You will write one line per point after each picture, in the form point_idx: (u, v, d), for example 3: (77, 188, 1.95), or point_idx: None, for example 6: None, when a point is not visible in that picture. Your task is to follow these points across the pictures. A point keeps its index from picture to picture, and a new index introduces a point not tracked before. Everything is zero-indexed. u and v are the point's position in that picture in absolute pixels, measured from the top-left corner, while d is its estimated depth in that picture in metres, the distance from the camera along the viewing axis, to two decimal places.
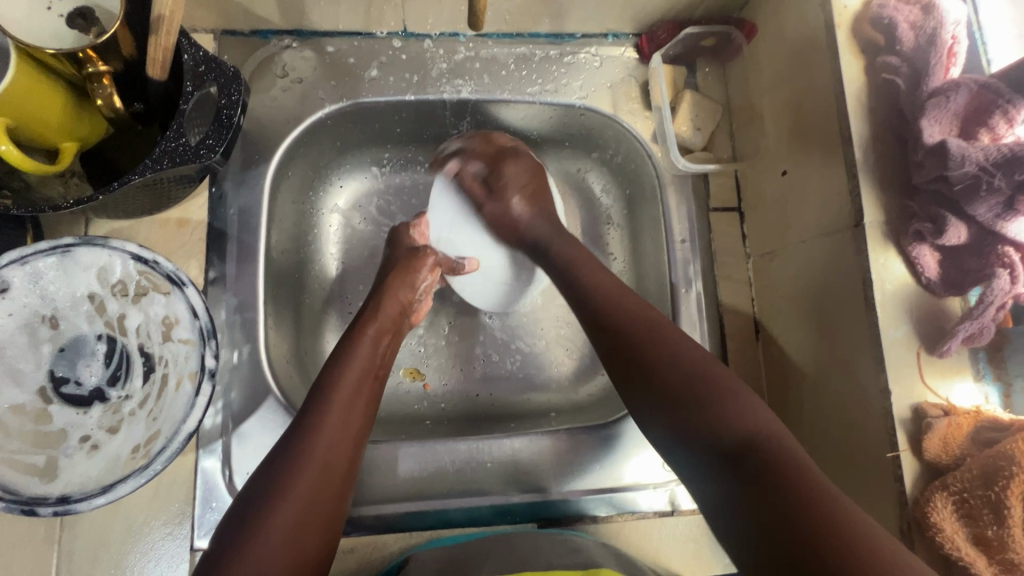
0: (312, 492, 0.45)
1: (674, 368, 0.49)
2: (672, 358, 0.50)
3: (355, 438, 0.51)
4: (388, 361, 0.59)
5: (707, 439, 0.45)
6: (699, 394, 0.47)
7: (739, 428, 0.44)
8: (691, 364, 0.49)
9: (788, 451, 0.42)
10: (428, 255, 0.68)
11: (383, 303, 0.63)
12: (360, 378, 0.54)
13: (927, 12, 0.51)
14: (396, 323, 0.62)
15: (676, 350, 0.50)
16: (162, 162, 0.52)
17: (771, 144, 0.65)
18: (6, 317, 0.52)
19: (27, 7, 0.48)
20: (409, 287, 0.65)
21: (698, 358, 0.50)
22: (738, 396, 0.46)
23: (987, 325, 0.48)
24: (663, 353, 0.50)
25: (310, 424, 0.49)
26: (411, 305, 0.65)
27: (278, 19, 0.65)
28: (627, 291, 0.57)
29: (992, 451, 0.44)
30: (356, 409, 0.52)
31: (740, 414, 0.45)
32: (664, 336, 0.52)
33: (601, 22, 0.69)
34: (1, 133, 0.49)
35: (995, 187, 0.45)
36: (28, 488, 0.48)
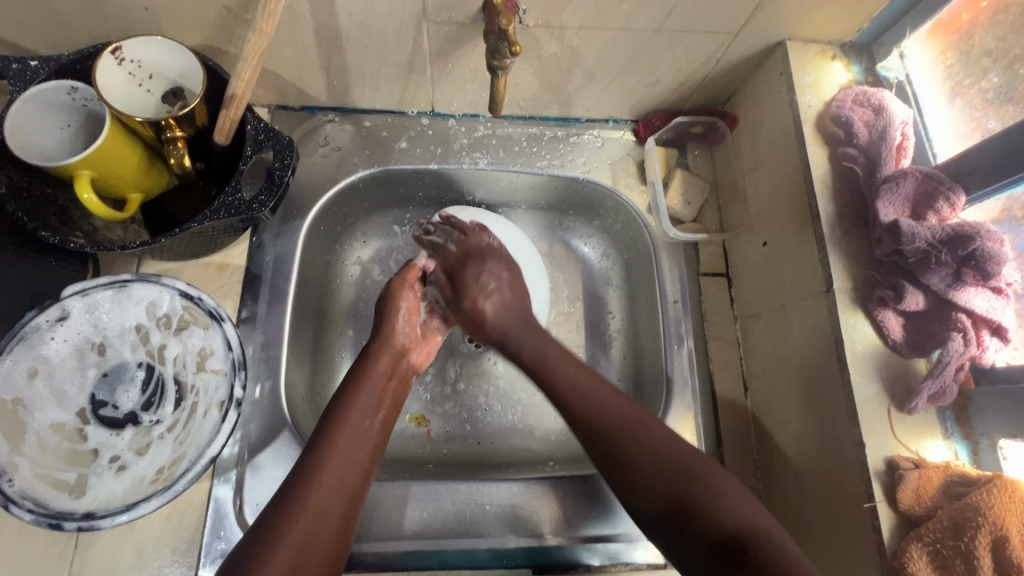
0: (305, 539, 0.49)
1: (656, 467, 0.54)
2: (648, 462, 0.55)
3: (354, 488, 0.55)
4: (388, 402, 0.64)
5: (698, 535, 0.50)
6: (688, 506, 0.51)
7: (731, 524, 0.49)
8: (670, 470, 0.54)
9: (775, 540, 0.47)
10: (404, 295, 0.71)
11: (379, 349, 0.67)
12: (360, 427, 0.59)
13: (878, 112, 0.60)
14: (392, 367, 0.67)
15: (655, 443, 0.56)
16: (219, 213, 0.60)
17: (752, 219, 0.73)
18: (62, 342, 0.58)
19: (123, 81, 0.58)
20: (393, 326, 0.69)
21: (679, 450, 0.55)
22: (726, 490, 0.52)
23: (948, 385, 0.52)
24: (642, 450, 0.55)
25: (311, 472, 0.53)
26: (407, 346, 0.70)
27: (325, 99, 0.76)
28: (599, 384, 0.62)
29: (961, 503, 0.47)
30: (355, 458, 0.56)
31: (726, 512, 0.50)
32: (644, 427, 0.57)
33: (603, 111, 0.80)
34: (85, 182, 0.57)
35: (943, 261, 0.52)
36: (58, 503, 0.52)
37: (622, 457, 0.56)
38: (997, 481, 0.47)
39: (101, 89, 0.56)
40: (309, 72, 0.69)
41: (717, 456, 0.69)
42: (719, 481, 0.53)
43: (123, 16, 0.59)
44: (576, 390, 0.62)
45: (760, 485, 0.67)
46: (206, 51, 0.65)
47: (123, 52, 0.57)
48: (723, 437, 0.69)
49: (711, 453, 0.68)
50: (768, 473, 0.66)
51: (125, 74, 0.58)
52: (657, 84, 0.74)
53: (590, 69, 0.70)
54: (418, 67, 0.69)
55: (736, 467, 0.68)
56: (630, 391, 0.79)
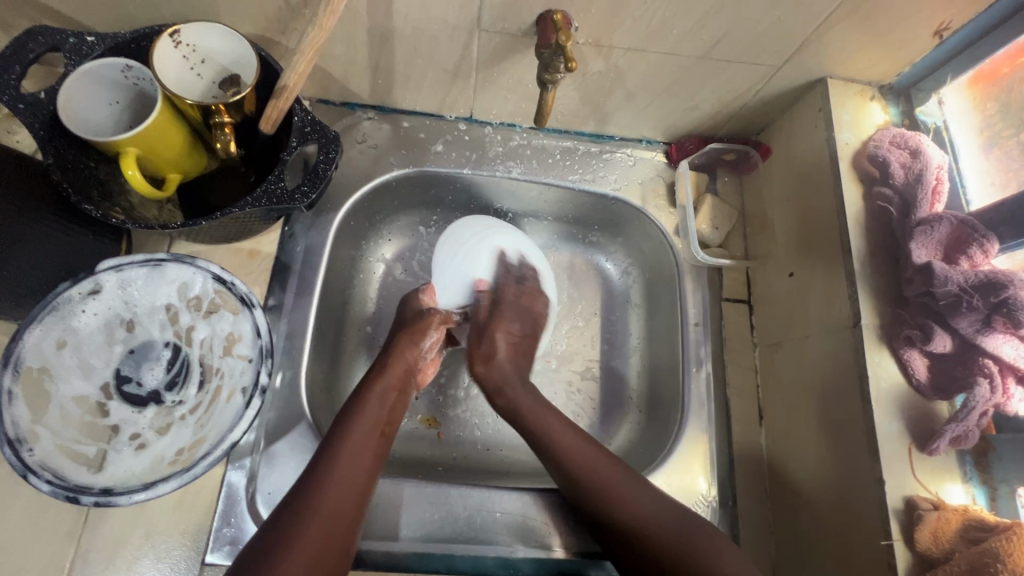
0: (318, 543, 0.49)
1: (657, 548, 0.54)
2: (654, 536, 0.54)
3: (359, 493, 0.54)
4: (394, 410, 0.63)
5: None
6: (685, 557, 0.53)
7: None
8: (667, 523, 0.55)
9: None
10: (434, 315, 0.71)
11: (392, 361, 0.66)
12: (368, 434, 0.58)
13: (915, 155, 0.62)
14: (404, 380, 0.65)
15: (636, 498, 0.57)
16: (259, 200, 0.60)
17: (778, 249, 0.74)
18: (91, 316, 0.58)
19: (176, 64, 0.59)
20: (416, 346, 0.68)
21: (673, 517, 0.56)
22: (724, 549, 0.54)
23: (971, 429, 0.53)
24: (638, 513, 0.56)
25: (322, 473, 0.53)
26: (419, 364, 0.68)
27: (367, 96, 0.77)
28: (581, 441, 0.62)
29: (979, 548, 0.48)
30: (360, 465, 0.55)
31: (731, 572, 0.51)
32: (638, 483, 0.59)
33: (638, 131, 0.81)
34: (130, 159, 0.58)
35: (975, 305, 0.52)
36: (76, 477, 0.52)
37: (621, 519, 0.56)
38: (1016, 528, 0.47)
39: (156, 69, 0.57)
40: (356, 69, 0.70)
41: (729, 482, 0.69)
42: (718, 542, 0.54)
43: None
44: (556, 454, 0.61)
45: (770, 514, 0.67)
46: (258, 40, 0.66)
47: (181, 35, 0.58)
48: (736, 463, 0.70)
49: (724, 478, 0.69)
50: (780, 504, 0.66)
51: (180, 57, 0.59)
52: (694, 110, 0.75)
53: (632, 89, 0.71)
54: (463, 74, 0.70)
55: (747, 494, 0.68)
56: (643, 410, 0.79)
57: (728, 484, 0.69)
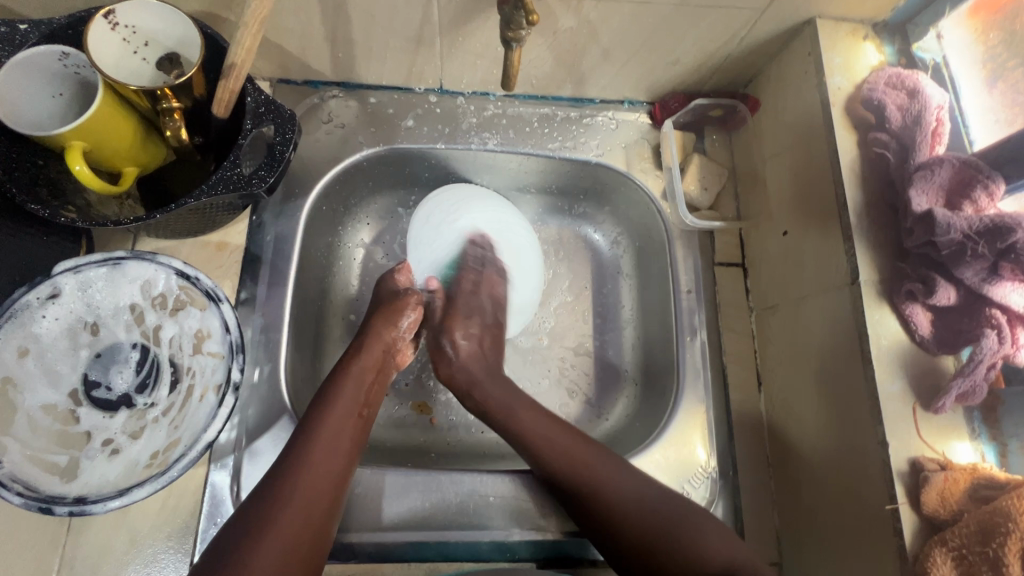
0: (291, 531, 0.47)
1: (637, 528, 0.54)
2: (637, 524, 0.55)
3: (335, 481, 0.52)
4: (372, 395, 0.61)
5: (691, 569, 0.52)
6: (665, 537, 0.53)
7: (718, 556, 0.52)
8: (656, 506, 0.56)
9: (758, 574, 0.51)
10: (412, 295, 0.67)
11: (369, 343, 0.63)
12: (344, 421, 0.56)
13: (913, 96, 0.57)
14: (382, 363, 0.63)
15: (621, 483, 0.57)
16: (216, 188, 0.57)
17: (771, 207, 0.70)
18: (53, 321, 0.55)
19: (116, 48, 0.55)
20: (389, 327, 0.65)
21: (651, 490, 0.57)
22: (699, 519, 0.55)
23: (978, 384, 0.50)
24: (619, 494, 0.56)
25: (296, 461, 0.51)
26: (398, 345, 0.66)
27: (329, 73, 0.73)
28: (557, 429, 0.61)
29: (989, 507, 0.45)
30: (338, 450, 0.54)
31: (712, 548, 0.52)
32: (617, 465, 0.59)
33: (619, 91, 0.76)
34: (76, 153, 0.54)
35: (979, 253, 0.49)
36: (48, 487, 0.50)
37: (601, 525, 0.56)
38: None
39: (92, 54, 0.53)
40: (313, 44, 0.66)
41: (729, 452, 0.66)
42: (701, 519, 0.55)
43: None
44: (530, 447, 0.61)
45: (772, 482, 0.65)
46: (205, 18, 0.62)
47: (117, 15, 0.54)
48: (735, 432, 0.67)
49: (723, 448, 0.66)
50: (781, 471, 0.64)
51: (119, 40, 0.55)
52: (675, 64, 0.70)
53: (608, 46, 0.66)
54: (426, 41, 0.66)
55: (748, 463, 0.66)
56: (639, 382, 0.77)
57: (728, 454, 0.66)
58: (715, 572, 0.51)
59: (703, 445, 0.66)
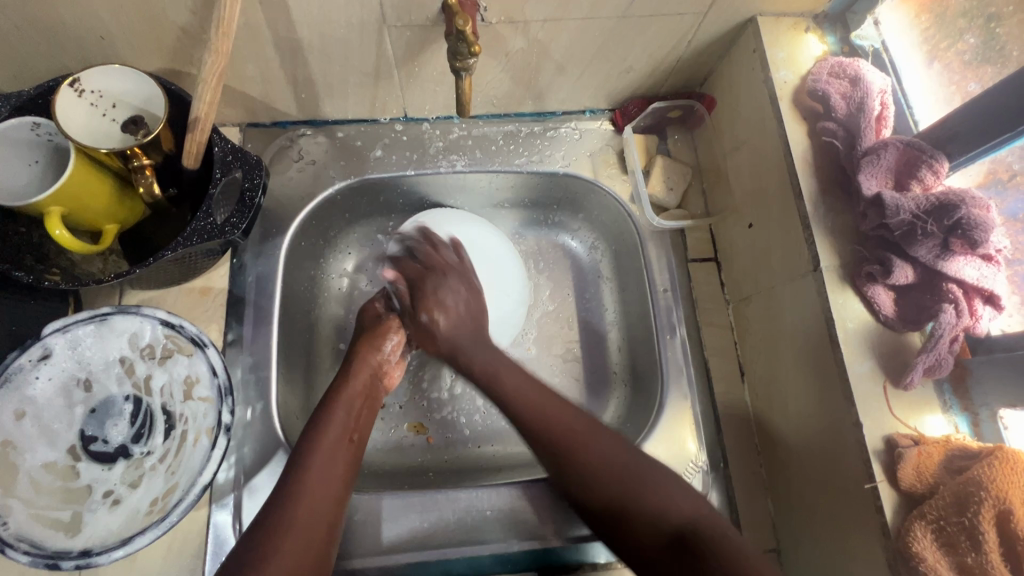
0: (295, 553, 0.49)
1: (601, 468, 0.55)
2: (603, 486, 0.54)
3: (333, 505, 0.54)
4: (364, 418, 0.63)
5: (648, 532, 0.51)
6: (636, 500, 0.52)
7: (677, 514, 0.51)
8: (621, 470, 0.55)
9: (720, 528, 0.50)
10: (392, 319, 0.71)
11: (355, 367, 0.66)
12: (338, 443, 0.58)
13: (855, 84, 0.59)
14: (370, 385, 0.66)
15: (601, 448, 0.56)
16: (191, 239, 0.59)
17: (736, 201, 0.72)
18: (47, 380, 0.57)
19: (85, 112, 0.57)
20: (375, 351, 0.68)
21: (624, 457, 0.56)
22: (659, 487, 0.53)
23: (943, 357, 0.51)
24: (592, 455, 0.56)
25: (294, 487, 0.53)
26: (384, 369, 0.68)
27: (295, 113, 0.75)
28: (553, 397, 0.61)
29: (963, 477, 0.46)
30: (335, 473, 0.56)
31: (673, 504, 0.52)
32: (593, 432, 0.58)
33: (578, 102, 0.78)
34: (55, 218, 0.56)
35: (930, 232, 0.51)
36: (53, 543, 0.52)
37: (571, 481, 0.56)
38: (998, 452, 0.46)
39: (60, 122, 0.54)
40: (276, 88, 0.69)
41: (717, 445, 0.68)
42: (657, 479, 0.54)
43: (79, 45, 0.58)
44: (526, 402, 0.61)
45: (763, 470, 0.66)
46: (169, 74, 0.64)
47: (83, 83, 0.57)
48: (722, 425, 0.68)
49: (712, 440, 0.68)
50: (770, 458, 0.65)
51: (87, 106, 0.57)
52: (629, 72, 0.72)
53: (560, 61, 0.69)
54: (385, 74, 0.68)
55: (738, 454, 0.67)
56: (627, 383, 0.78)
57: (717, 447, 0.68)
58: (668, 531, 0.50)
59: (693, 439, 0.67)
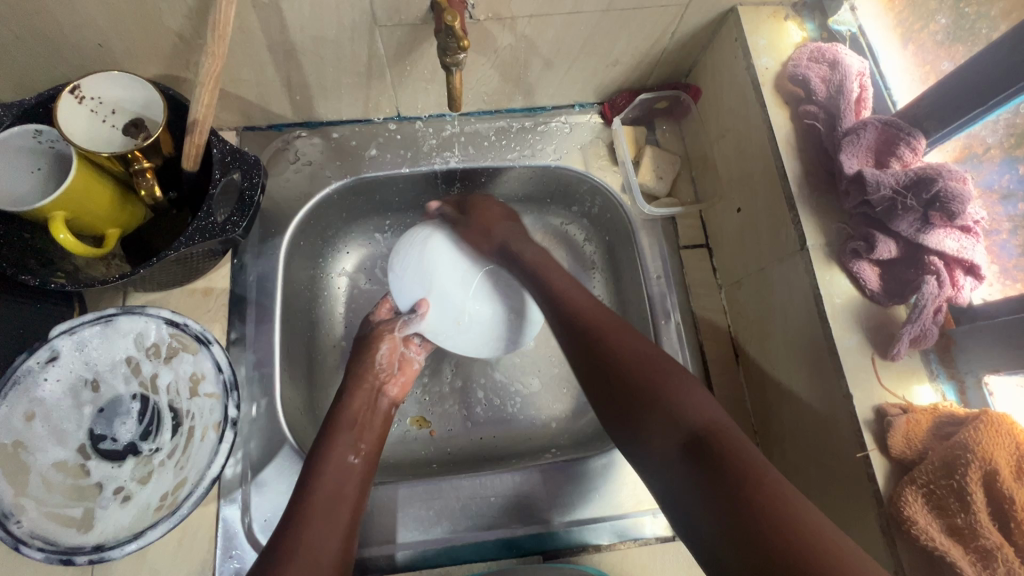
0: None
1: (588, 319, 0.60)
2: (602, 327, 0.59)
3: (342, 532, 0.53)
4: (370, 442, 0.63)
5: (627, 410, 0.54)
6: (610, 347, 0.57)
7: (620, 354, 0.56)
8: (608, 324, 0.59)
9: (702, 409, 0.50)
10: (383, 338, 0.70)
11: (352, 393, 0.65)
12: (342, 471, 0.58)
13: (834, 68, 0.61)
14: (370, 408, 0.65)
15: (576, 296, 0.63)
16: (193, 238, 0.60)
17: (724, 187, 0.73)
18: (54, 382, 0.58)
19: (86, 119, 0.59)
20: (370, 365, 0.68)
21: (610, 318, 0.60)
22: (680, 389, 0.52)
23: (928, 327, 0.53)
24: (577, 312, 0.61)
25: (298, 518, 0.52)
26: (384, 382, 0.68)
27: (291, 115, 0.76)
28: (551, 262, 0.69)
29: (950, 442, 0.48)
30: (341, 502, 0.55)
31: (629, 356, 0.56)
32: (600, 308, 0.62)
33: (567, 96, 0.80)
34: (59, 223, 0.57)
35: (910, 206, 0.52)
36: (66, 539, 0.53)
37: (600, 349, 0.57)
38: (984, 416, 0.48)
39: (63, 128, 0.56)
40: (271, 91, 0.70)
41: None
42: (672, 382, 0.53)
43: (78, 53, 0.60)
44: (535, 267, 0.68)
45: (760, 449, 0.68)
46: (166, 80, 0.66)
47: (83, 90, 0.58)
48: (719, 406, 0.70)
49: None
50: (766, 436, 0.67)
51: (88, 112, 0.59)
52: (616, 64, 0.74)
53: (548, 56, 0.70)
54: (377, 74, 0.70)
55: None
56: None
57: None
58: (659, 419, 0.51)
59: None
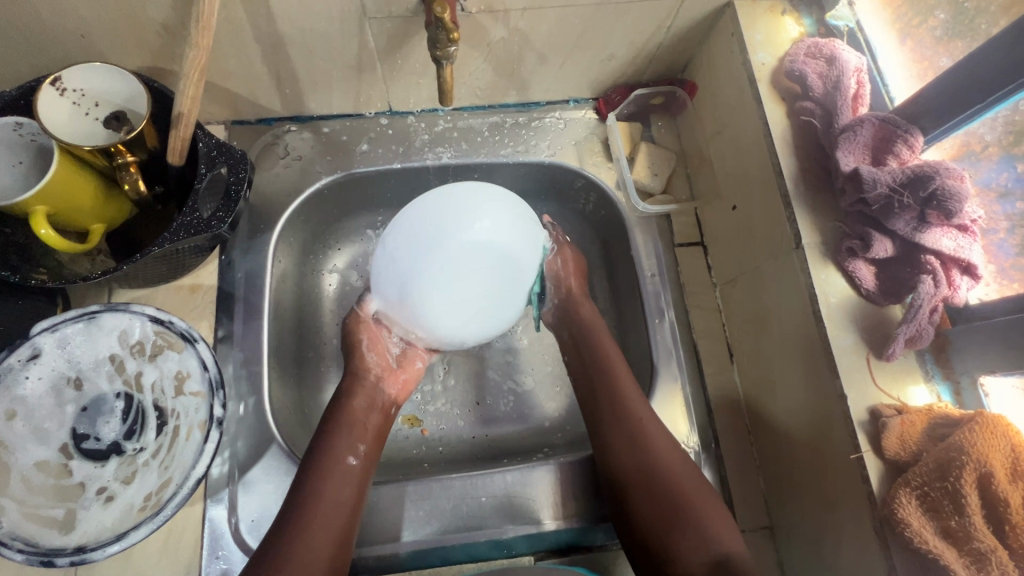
0: None
1: (650, 442, 0.59)
2: (661, 452, 0.59)
3: (337, 538, 0.55)
4: (369, 439, 0.62)
5: (677, 536, 0.54)
6: (672, 485, 0.57)
7: (713, 548, 0.53)
8: (671, 452, 0.59)
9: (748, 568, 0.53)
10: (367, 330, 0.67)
11: (352, 387, 0.65)
12: (339, 472, 0.58)
13: (831, 63, 0.60)
14: (370, 403, 0.65)
15: (653, 426, 0.61)
16: (178, 234, 0.59)
17: (719, 184, 0.72)
18: (36, 380, 0.58)
19: (69, 111, 0.57)
20: (364, 360, 0.66)
21: (674, 456, 0.59)
22: (717, 515, 0.56)
23: (924, 327, 0.52)
24: (638, 423, 0.61)
25: (294, 524, 0.54)
26: (383, 377, 0.67)
27: (280, 109, 0.75)
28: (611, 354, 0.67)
29: (945, 444, 0.47)
30: (338, 507, 0.56)
31: (683, 492, 0.56)
32: (647, 420, 0.61)
33: (562, 91, 0.79)
34: (41, 218, 0.56)
35: (907, 205, 0.52)
36: (48, 540, 0.52)
37: (647, 458, 0.59)
38: (979, 418, 0.47)
39: (43, 120, 0.55)
40: (260, 84, 0.69)
41: (708, 425, 0.68)
42: (703, 496, 0.57)
43: (60, 44, 0.58)
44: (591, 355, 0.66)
45: (754, 448, 0.67)
46: (151, 73, 0.65)
47: (64, 82, 0.56)
48: (713, 405, 0.69)
49: (703, 421, 0.68)
50: (760, 436, 0.66)
51: (70, 105, 0.57)
52: (611, 59, 0.73)
53: (542, 50, 0.69)
54: (368, 67, 0.68)
55: (729, 434, 0.68)
56: None
57: (708, 428, 0.68)
58: (710, 557, 0.53)
59: (685, 421, 0.68)
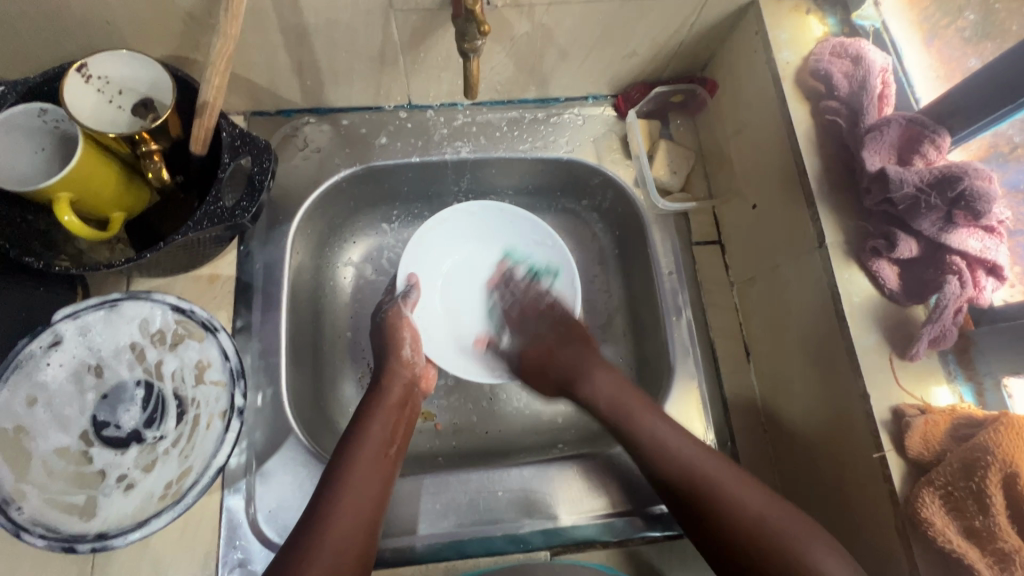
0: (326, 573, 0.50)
1: (697, 470, 0.57)
2: (716, 476, 0.57)
3: (366, 524, 0.55)
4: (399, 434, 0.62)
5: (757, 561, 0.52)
6: (732, 508, 0.55)
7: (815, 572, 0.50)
8: (724, 471, 0.57)
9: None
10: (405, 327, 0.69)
11: (388, 381, 0.66)
12: (371, 460, 0.58)
13: (856, 63, 0.60)
14: (406, 396, 0.66)
15: (684, 449, 0.59)
16: (202, 223, 0.59)
17: (739, 183, 0.72)
18: (57, 367, 0.58)
19: (93, 98, 0.57)
20: (403, 358, 0.67)
21: (720, 468, 0.57)
22: (811, 535, 0.52)
23: (948, 328, 0.52)
24: (676, 456, 0.59)
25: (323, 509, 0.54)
26: (420, 375, 0.69)
27: (300, 101, 0.75)
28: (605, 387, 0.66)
29: (968, 444, 0.47)
30: (367, 495, 0.56)
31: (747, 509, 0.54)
32: (690, 445, 0.60)
33: (581, 87, 0.79)
34: (64, 205, 0.55)
35: (933, 205, 0.52)
36: (68, 526, 0.53)
37: (704, 491, 0.56)
38: (1004, 418, 0.47)
39: (70, 107, 0.55)
40: (281, 74, 0.69)
41: (724, 424, 0.68)
42: (797, 525, 0.53)
43: (85, 31, 0.58)
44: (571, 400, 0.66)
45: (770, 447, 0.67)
46: (174, 61, 0.65)
47: (89, 68, 0.56)
48: (729, 405, 0.69)
49: (719, 419, 0.68)
50: (777, 435, 0.66)
51: (94, 92, 0.57)
52: (633, 56, 0.73)
53: (565, 46, 0.69)
54: (390, 60, 0.68)
55: (745, 432, 0.68)
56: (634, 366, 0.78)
57: (724, 426, 0.68)
58: None
59: (701, 420, 0.68)
